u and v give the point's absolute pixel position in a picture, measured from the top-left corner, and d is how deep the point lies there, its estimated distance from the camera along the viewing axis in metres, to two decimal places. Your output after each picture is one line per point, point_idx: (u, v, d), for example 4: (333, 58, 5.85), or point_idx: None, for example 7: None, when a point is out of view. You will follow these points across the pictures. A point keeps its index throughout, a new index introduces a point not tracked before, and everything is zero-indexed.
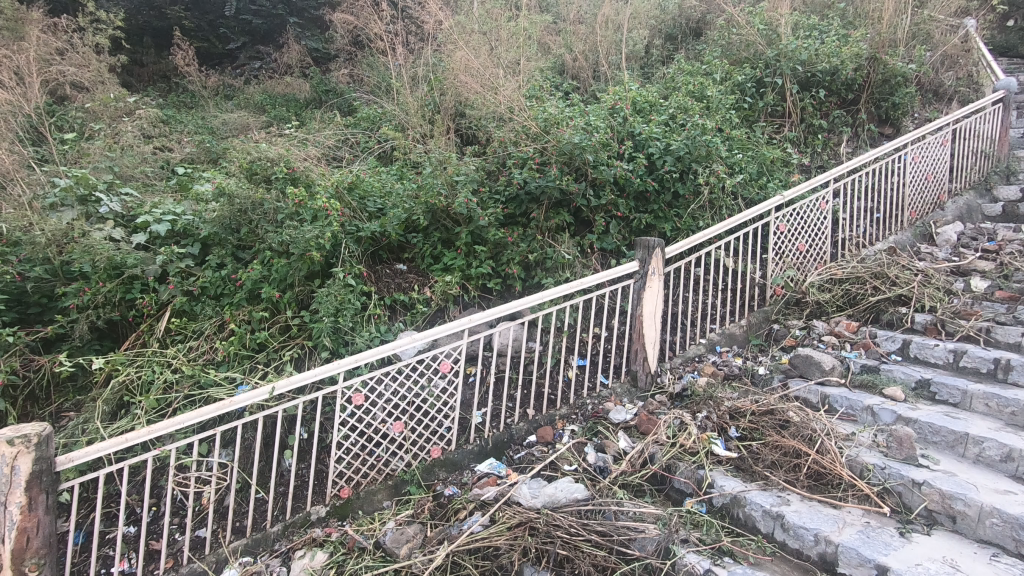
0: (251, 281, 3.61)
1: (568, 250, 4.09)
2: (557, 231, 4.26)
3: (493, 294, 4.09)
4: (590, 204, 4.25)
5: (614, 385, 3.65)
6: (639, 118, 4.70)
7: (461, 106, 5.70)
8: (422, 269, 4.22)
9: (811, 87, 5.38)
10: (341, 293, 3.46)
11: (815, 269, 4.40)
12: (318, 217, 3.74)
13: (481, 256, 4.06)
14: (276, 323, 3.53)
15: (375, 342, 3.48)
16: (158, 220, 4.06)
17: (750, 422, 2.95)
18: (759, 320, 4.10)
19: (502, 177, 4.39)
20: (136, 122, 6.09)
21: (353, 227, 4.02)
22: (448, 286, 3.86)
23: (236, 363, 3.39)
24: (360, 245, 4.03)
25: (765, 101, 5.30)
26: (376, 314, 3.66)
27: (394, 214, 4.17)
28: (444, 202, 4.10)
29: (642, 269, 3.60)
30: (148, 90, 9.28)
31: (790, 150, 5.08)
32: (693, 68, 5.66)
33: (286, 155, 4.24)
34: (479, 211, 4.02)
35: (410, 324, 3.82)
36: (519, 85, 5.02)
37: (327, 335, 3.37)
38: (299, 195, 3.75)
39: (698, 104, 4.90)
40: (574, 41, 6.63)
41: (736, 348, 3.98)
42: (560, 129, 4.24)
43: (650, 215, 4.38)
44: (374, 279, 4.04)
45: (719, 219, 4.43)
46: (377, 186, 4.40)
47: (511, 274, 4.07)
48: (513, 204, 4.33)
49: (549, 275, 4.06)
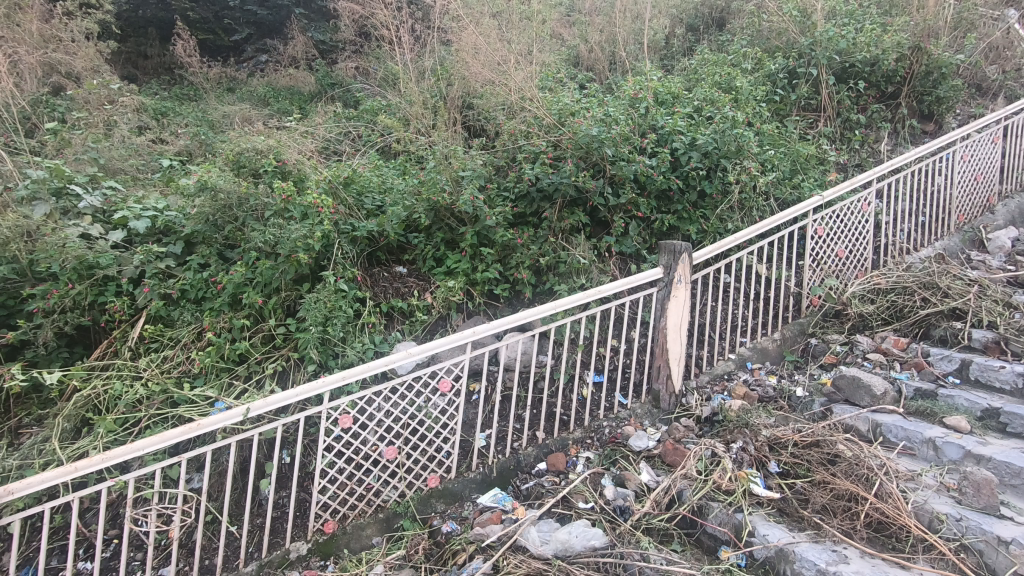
0: (235, 285, 3.27)
1: (584, 253, 3.71)
2: (571, 233, 3.90)
3: (500, 301, 3.73)
4: (607, 202, 3.87)
5: (634, 406, 3.28)
6: (662, 110, 4.31)
7: (469, 98, 5.34)
8: (424, 273, 3.86)
9: (848, 79, 4.97)
10: (332, 301, 3.14)
11: (855, 277, 3.99)
12: (309, 215, 3.39)
13: (488, 259, 3.70)
14: (259, 332, 3.17)
15: (369, 355, 3.13)
16: (137, 215, 3.75)
17: (793, 457, 2.58)
18: (794, 334, 3.71)
19: (513, 172, 4.03)
20: (128, 113, 5.79)
21: (345, 227, 3.64)
22: (451, 292, 3.50)
23: (214, 376, 3.05)
24: (356, 245, 3.68)
25: (798, 94, 4.89)
26: (371, 324, 3.30)
27: (393, 212, 3.83)
28: (448, 199, 3.74)
29: (667, 276, 3.23)
30: (150, 83, 9.02)
31: (825, 146, 4.67)
32: (719, 59, 5.25)
33: (276, 146, 3.86)
34: (486, 210, 3.66)
35: (409, 333, 3.47)
36: (532, 73, 4.64)
37: (314, 348, 3.01)
38: (287, 191, 3.38)
39: (726, 95, 4.51)
40: (590, 31, 6.25)
41: (769, 365, 3.59)
42: (576, 121, 3.87)
43: (673, 216, 4.01)
44: (370, 283, 3.69)
45: (749, 221, 4.04)
46: (376, 182, 4.06)
47: (520, 280, 3.70)
48: (524, 202, 3.96)
49: (562, 281, 3.69)
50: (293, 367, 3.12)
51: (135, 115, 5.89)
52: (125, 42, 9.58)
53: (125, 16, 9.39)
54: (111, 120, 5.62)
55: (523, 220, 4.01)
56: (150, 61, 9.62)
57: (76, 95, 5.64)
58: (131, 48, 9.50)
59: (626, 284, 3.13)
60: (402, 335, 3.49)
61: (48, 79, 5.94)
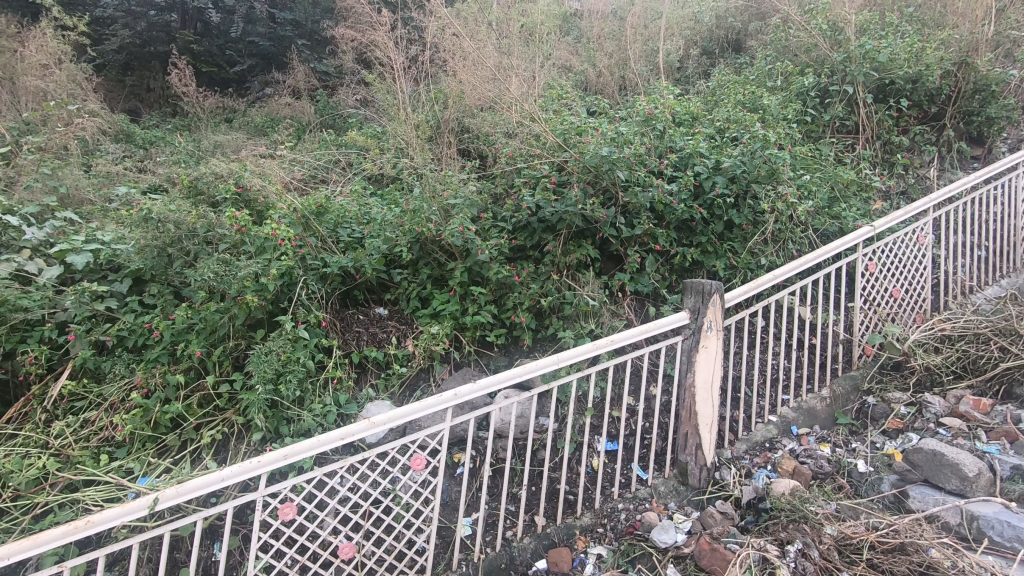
0: (176, 331, 2.75)
1: (593, 293, 3.15)
2: (578, 268, 3.35)
3: (494, 349, 3.17)
4: (620, 234, 3.33)
5: (655, 482, 2.67)
6: (680, 131, 3.82)
7: (468, 122, 4.89)
8: (407, 316, 3.31)
9: (887, 97, 4.44)
10: (286, 352, 2.60)
11: (914, 321, 3.38)
12: (267, 248, 2.89)
13: (481, 300, 3.15)
14: (198, 390, 2.62)
15: (329, 419, 2.56)
16: (78, 249, 3.25)
17: (873, 568, 2.04)
18: (846, 390, 3.09)
19: (510, 200, 3.52)
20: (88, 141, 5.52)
21: (310, 263, 3.11)
22: (435, 339, 2.95)
23: (139, 447, 2.48)
24: (326, 284, 3.16)
25: (831, 114, 4.38)
26: (335, 379, 2.75)
27: (373, 245, 3.32)
28: (435, 229, 3.22)
29: (694, 322, 2.67)
30: (149, 116, 8.79)
31: (867, 171, 4.12)
32: (743, 79, 4.78)
33: (239, 170, 3.38)
34: (477, 244, 3.14)
35: (383, 389, 2.90)
36: (534, 93, 4.17)
37: (259, 411, 2.44)
38: (241, 220, 2.87)
39: (753, 114, 4.01)
40: (597, 55, 5.86)
41: (819, 429, 2.96)
42: (583, 141, 3.36)
43: (697, 249, 3.46)
44: (340, 328, 3.14)
45: (785, 256, 3.47)
46: (354, 212, 3.56)
47: (518, 324, 3.14)
48: (524, 233, 3.44)
49: (567, 325, 3.12)
50: (238, 433, 2.56)
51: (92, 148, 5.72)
52: (128, 76, 9.39)
53: (131, 51, 9.23)
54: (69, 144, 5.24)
55: (523, 253, 3.47)
56: (154, 94, 9.39)
57: (34, 116, 5.20)
58: (136, 83, 9.31)
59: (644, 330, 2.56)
60: (376, 391, 2.92)
61: (20, 106, 5.64)
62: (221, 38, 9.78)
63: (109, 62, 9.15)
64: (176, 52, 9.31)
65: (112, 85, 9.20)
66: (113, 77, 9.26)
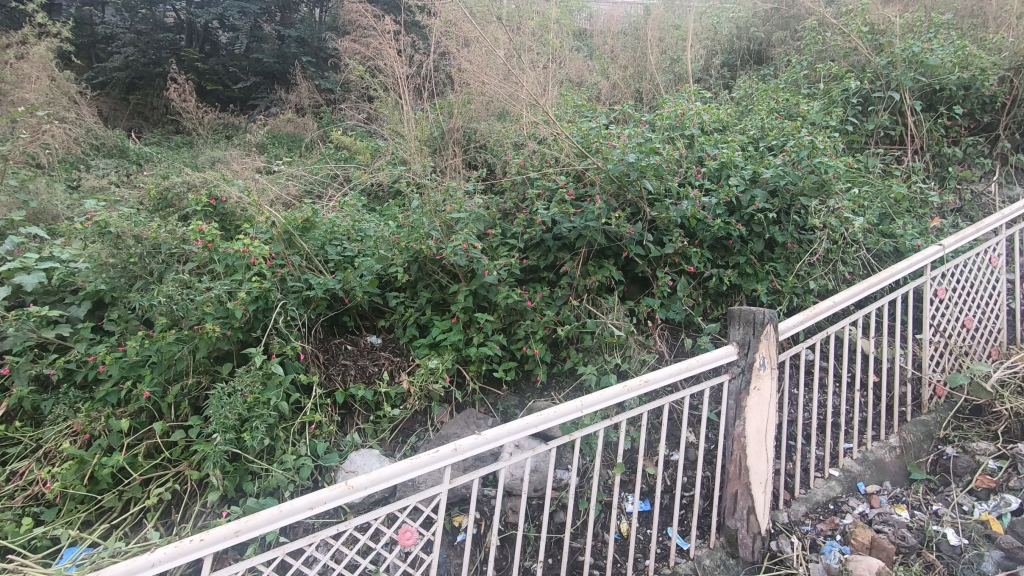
0: (125, 365, 2.29)
1: (618, 320, 2.71)
2: (599, 292, 2.92)
3: (503, 387, 2.73)
4: (648, 253, 2.91)
5: (699, 553, 2.20)
6: (711, 139, 3.41)
7: (476, 134, 4.51)
8: (403, 345, 2.87)
9: (935, 105, 4.01)
10: (253, 392, 2.17)
11: (989, 356, 2.91)
12: (238, 268, 2.46)
13: (488, 328, 2.72)
14: (148, 437, 2.18)
15: (303, 475, 2.12)
16: (29, 268, 2.86)
17: None
18: (919, 438, 2.61)
19: (521, 214, 3.11)
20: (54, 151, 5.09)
21: (291, 284, 2.69)
22: (433, 376, 2.52)
23: (71, 509, 2.04)
24: (308, 309, 2.74)
25: (875, 123, 3.97)
26: (315, 423, 2.31)
27: (365, 265, 2.92)
28: (436, 247, 2.81)
29: (744, 359, 2.21)
30: (152, 135, 8.39)
31: (920, 185, 3.68)
32: (777, 87, 4.37)
33: (215, 180, 2.99)
34: (485, 264, 2.73)
35: (372, 434, 2.46)
36: (548, 101, 3.80)
37: (216, 467, 2.00)
38: (208, 235, 2.45)
39: (792, 122, 3.60)
40: (612, 67, 5.50)
41: (890, 486, 2.48)
42: (605, 147, 2.96)
43: (734, 271, 3.04)
44: (324, 359, 2.69)
45: (835, 279, 3.04)
46: (346, 228, 3.16)
47: (530, 357, 2.71)
48: (537, 251, 3.03)
49: (588, 359, 2.68)
50: (192, 492, 2.11)
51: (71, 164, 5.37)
52: (132, 94, 9.03)
53: (134, 69, 8.91)
54: (37, 154, 4.83)
55: (537, 275, 3.05)
56: (157, 114, 9.03)
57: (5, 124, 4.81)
58: (140, 103, 8.97)
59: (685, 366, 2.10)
60: (365, 437, 2.48)
61: None
62: (226, 56, 9.52)
63: (111, 80, 8.83)
64: (180, 70, 9.02)
65: (114, 104, 8.87)
66: (117, 96, 8.94)
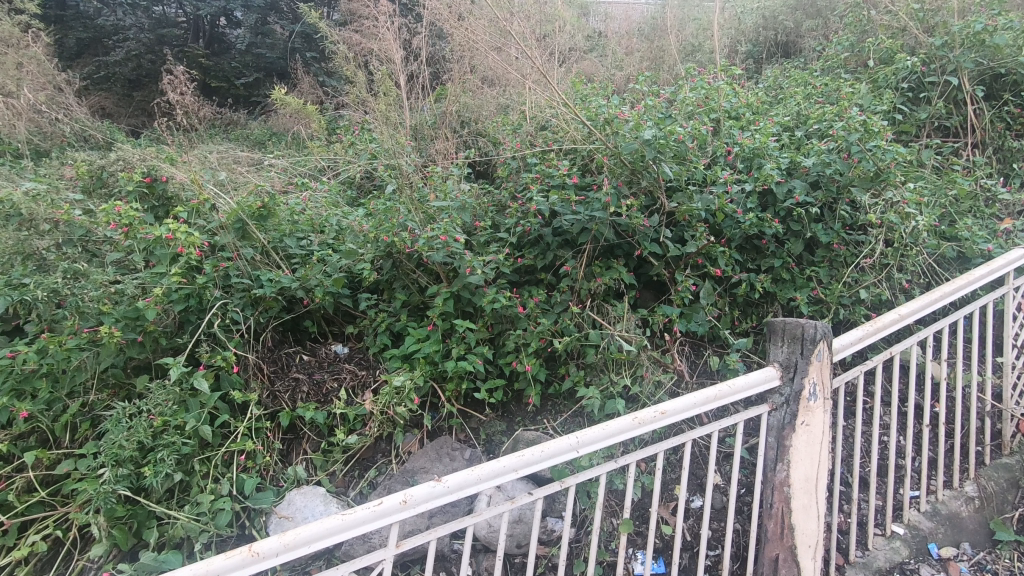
0: (16, 375, 1.79)
1: (629, 332, 2.23)
2: (606, 298, 2.45)
3: (487, 410, 2.26)
4: (665, 252, 2.43)
5: None
6: (740, 122, 2.92)
7: (473, 121, 4.02)
8: (371, 357, 2.40)
9: (998, 92, 3.48)
10: (162, 414, 1.72)
11: None
12: (161, 259, 2.02)
13: (470, 338, 2.25)
14: (30, 469, 1.73)
15: (221, 522, 1.66)
16: None
17: None
18: (1003, 488, 2.10)
19: (515, 204, 2.64)
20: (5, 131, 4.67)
21: (233, 280, 2.24)
22: (399, 396, 2.05)
23: None
24: (256, 312, 2.28)
25: (927, 111, 3.45)
26: (246, 452, 1.86)
27: (329, 260, 2.47)
28: (412, 239, 2.35)
29: (789, 387, 1.73)
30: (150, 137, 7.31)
31: (985, 181, 3.15)
32: (816, 72, 3.83)
33: (156, 158, 2.54)
34: (468, 261, 2.27)
35: (322, 467, 2.00)
36: (554, 81, 3.31)
37: (100, 513, 1.54)
38: (125, 218, 2.00)
39: (835, 105, 3.09)
40: (627, 55, 5.01)
41: (971, 549, 1.99)
42: (617, 123, 2.47)
43: (768, 276, 2.55)
44: (269, 373, 2.22)
45: (890, 288, 2.53)
46: (311, 218, 2.70)
47: (520, 375, 2.24)
48: (534, 249, 2.56)
49: (590, 379, 2.20)
50: (74, 542, 1.69)
51: (35, 157, 4.76)
52: (136, 91, 8.04)
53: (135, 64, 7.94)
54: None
55: (533, 276, 2.58)
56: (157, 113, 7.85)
57: None
58: (142, 102, 7.94)
59: (712, 393, 1.64)
60: (312, 469, 2.02)
61: None
62: (230, 54, 8.62)
63: (109, 77, 7.86)
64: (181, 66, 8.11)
65: (117, 102, 7.84)
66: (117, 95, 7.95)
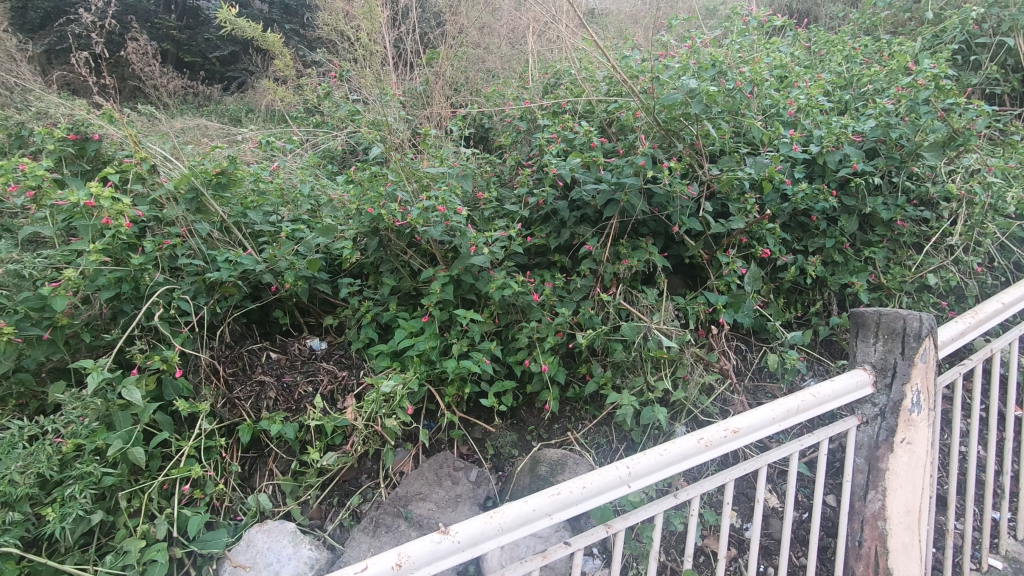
0: None
1: (666, 324, 1.85)
2: (634, 284, 2.06)
3: (495, 419, 1.87)
4: (705, 229, 2.05)
5: None
6: (790, 69, 2.47)
7: (470, 83, 3.52)
8: (353, 354, 2.00)
9: None
10: (73, 437, 1.31)
11: None
12: (83, 234, 1.60)
13: (474, 332, 1.86)
14: None
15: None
16: None
17: None
18: None
19: (526, 172, 2.23)
20: None
21: (181, 261, 1.83)
22: (388, 405, 1.65)
23: None
24: (212, 300, 1.87)
25: (978, 75, 3.06)
26: (193, 479, 1.47)
27: (302, 238, 2.06)
28: (403, 212, 1.94)
29: (885, 395, 1.37)
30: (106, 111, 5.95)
31: None
32: (852, 30, 3.39)
33: (86, 109, 2.06)
34: (471, 238, 1.87)
35: (292, 494, 1.60)
36: (565, 34, 2.83)
37: None
38: (32, 179, 1.58)
39: (891, 59, 2.68)
40: None
41: None
42: (649, 73, 2.06)
43: (820, 258, 2.19)
44: (227, 375, 1.81)
45: (960, 273, 2.18)
46: (280, 187, 2.25)
47: (536, 377, 1.85)
48: (546, 226, 2.16)
49: (619, 381, 1.83)
50: None
51: None
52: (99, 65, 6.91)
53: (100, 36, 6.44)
54: None
55: (545, 258, 2.18)
56: (129, 90, 6.13)
57: None
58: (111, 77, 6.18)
59: (794, 403, 1.28)
60: (280, 496, 1.62)
61: None
62: (207, 25, 7.15)
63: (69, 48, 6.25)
64: (149, 40, 6.63)
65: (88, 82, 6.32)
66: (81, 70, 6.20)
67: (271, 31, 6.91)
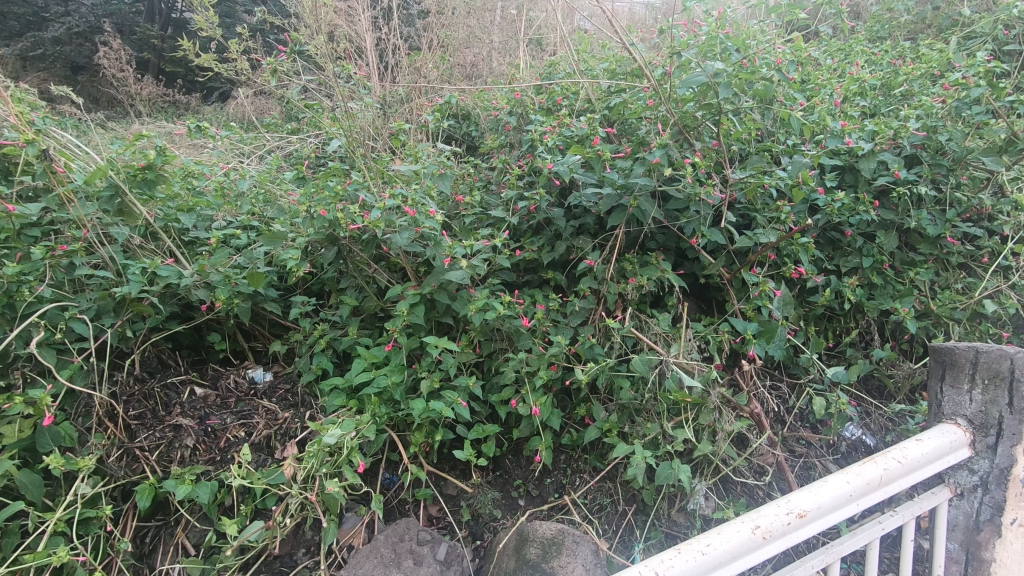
0: None
1: (686, 358, 1.51)
2: (644, 307, 1.72)
3: (473, 473, 1.51)
4: (727, 243, 1.73)
5: None
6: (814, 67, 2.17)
7: (455, 81, 3.18)
8: (301, 389, 1.62)
9: None
10: None
11: None
12: None
13: (449, 365, 1.50)
14: None
15: None
16: None
17: None
18: None
19: (516, 174, 1.89)
20: None
21: (80, 271, 1.47)
22: (334, 460, 1.29)
23: None
24: (122, 320, 1.49)
25: None
26: (56, 566, 1.08)
27: (243, 246, 1.70)
28: (364, 214, 1.59)
29: (990, 461, 1.03)
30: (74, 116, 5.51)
31: None
32: (870, 35, 3.12)
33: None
34: (447, 249, 1.52)
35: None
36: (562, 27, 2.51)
37: None
38: None
39: (926, 56, 2.39)
40: None
41: None
42: (663, 57, 1.74)
43: (857, 279, 1.87)
44: (134, 417, 1.44)
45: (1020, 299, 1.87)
46: (223, 187, 1.88)
47: (524, 422, 1.50)
48: (538, 238, 1.82)
49: (626, 428, 1.48)
50: None
51: None
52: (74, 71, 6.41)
53: (83, 45, 5.98)
54: None
55: (536, 275, 1.83)
56: (105, 100, 5.67)
57: None
58: (89, 86, 5.69)
59: (874, 475, 0.95)
60: None
61: None
62: (190, 34, 6.70)
63: (48, 57, 5.80)
64: (129, 49, 6.18)
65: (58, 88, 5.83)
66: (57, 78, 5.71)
67: (254, 36, 6.51)
